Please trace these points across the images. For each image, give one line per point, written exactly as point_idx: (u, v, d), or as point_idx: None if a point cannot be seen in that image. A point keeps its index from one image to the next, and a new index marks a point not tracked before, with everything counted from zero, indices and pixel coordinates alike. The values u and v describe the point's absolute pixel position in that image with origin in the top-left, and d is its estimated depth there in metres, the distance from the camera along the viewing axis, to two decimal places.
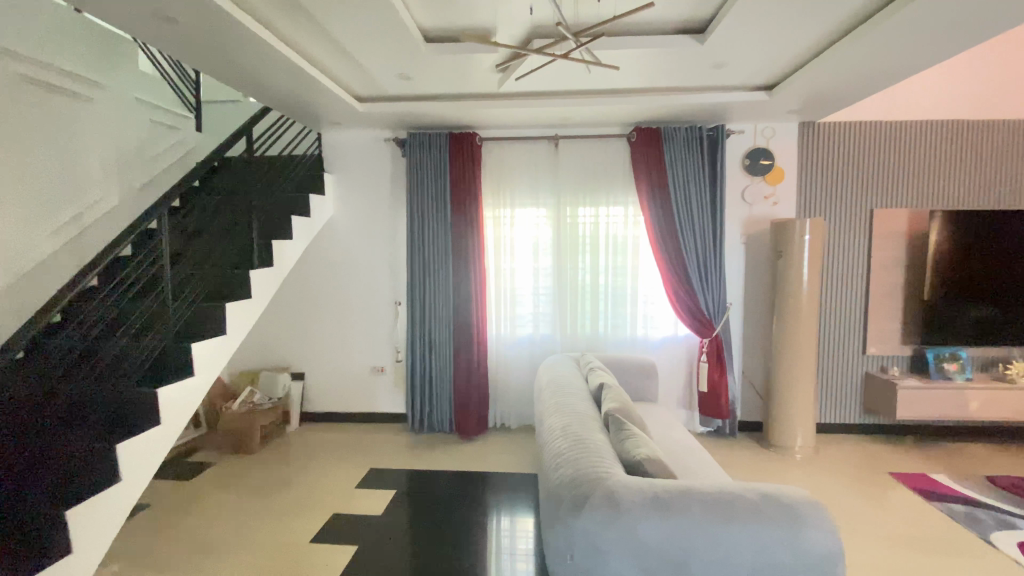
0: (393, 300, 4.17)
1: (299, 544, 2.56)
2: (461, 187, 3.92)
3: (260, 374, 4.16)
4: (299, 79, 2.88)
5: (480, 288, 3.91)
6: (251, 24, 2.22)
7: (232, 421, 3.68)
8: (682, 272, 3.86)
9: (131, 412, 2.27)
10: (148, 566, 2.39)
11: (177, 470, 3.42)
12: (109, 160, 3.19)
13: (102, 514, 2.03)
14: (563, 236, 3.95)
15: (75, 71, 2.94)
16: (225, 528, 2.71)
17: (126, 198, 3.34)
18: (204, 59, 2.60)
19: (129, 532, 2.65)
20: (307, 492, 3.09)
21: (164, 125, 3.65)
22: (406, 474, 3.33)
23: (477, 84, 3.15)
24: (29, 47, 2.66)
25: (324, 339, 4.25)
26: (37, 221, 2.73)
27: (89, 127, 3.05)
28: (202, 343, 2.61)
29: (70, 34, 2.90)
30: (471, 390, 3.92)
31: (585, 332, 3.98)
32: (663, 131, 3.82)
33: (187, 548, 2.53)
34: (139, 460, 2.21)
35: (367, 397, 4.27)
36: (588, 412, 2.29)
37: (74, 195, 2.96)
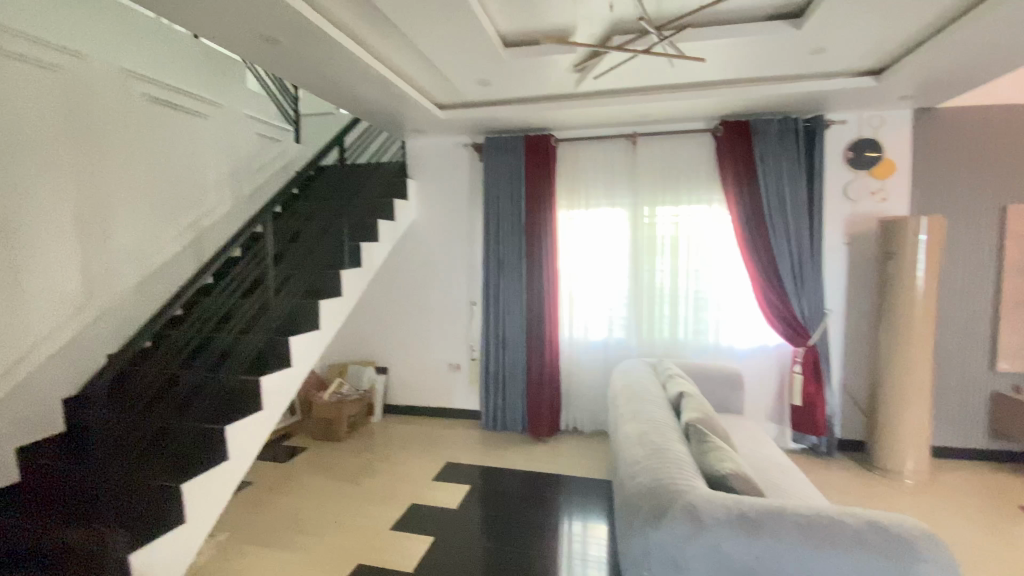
0: (469, 300, 4.27)
1: (379, 531, 2.70)
2: (537, 189, 3.93)
3: (348, 367, 4.45)
4: (386, 90, 3.04)
5: (554, 289, 3.90)
6: (343, 39, 2.37)
7: (323, 410, 3.98)
8: (773, 275, 3.59)
9: (240, 397, 2.54)
10: (251, 537, 2.64)
11: (276, 452, 3.75)
12: (223, 170, 3.57)
13: (214, 488, 2.27)
14: (641, 237, 3.83)
15: (193, 92, 3.32)
16: (315, 509, 2.92)
17: (237, 205, 3.71)
18: (303, 76, 2.82)
19: (234, 506, 2.95)
20: (388, 480, 3.25)
21: (269, 137, 4.02)
22: (479, 470, 3.40)
23: (554, 85, 3.14)
24: (153, 72, 3.05)
25: (406, 336, 4.46)
26: (163, 225, 3.13)
27: (206, 141, 3.44)
28: (299, 338, 2.84)
29: (187, 59, 3.28)
30: (544, 391, 3.92)
31: (664, 337, 3.82)
32: (753, 125, 3.59)
33: (282, 525, 2.76)
34: (245, 441, 2.44)
35: (444, 393, 4.42)
36: (667, 421, 2.20)
37: (194, 202, 3.35)
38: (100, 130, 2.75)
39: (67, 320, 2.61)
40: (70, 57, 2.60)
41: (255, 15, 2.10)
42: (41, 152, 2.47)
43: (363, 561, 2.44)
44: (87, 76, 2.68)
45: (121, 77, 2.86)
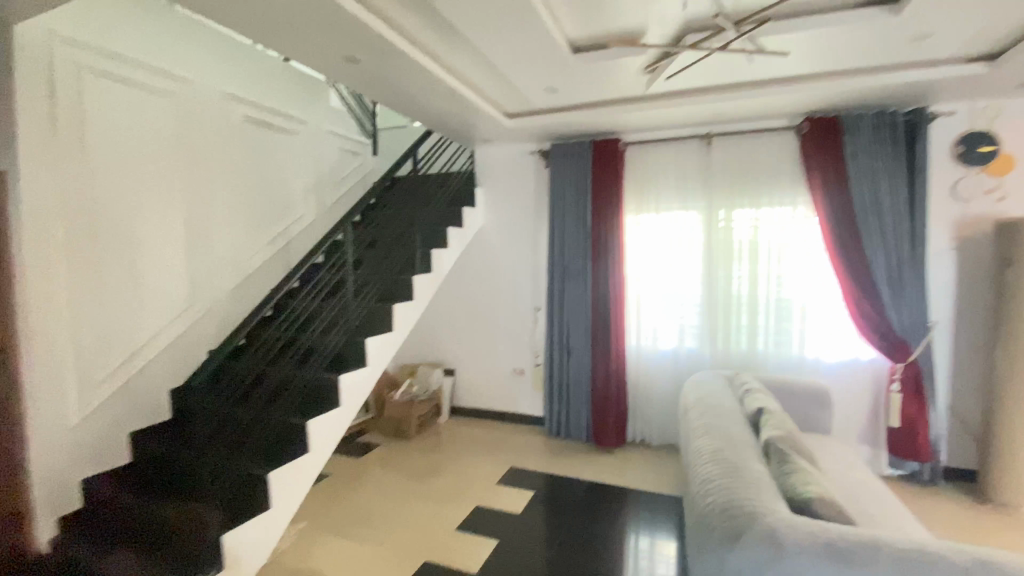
0: (533, 306, 4.28)
1: (445, 529, 2.76)
2: (604, 194, 3.87)
3: (418, 368, 4.62)
4: (457, 102, 3.14)
5: (620, 296, 3.82)
6: (417, 55, 2.48)
7: (395, 409, 4.16)
8: (865, 283, 3.30)
9: (321, 393, 2.71)
10: (328, 527, 2.80)
11: (351, 447, 3.96)
12: (308, 182, 3.85)
13: (297, 477, 2.44)
14: (715, 242, 3.66)
15: (284, 111, 3.62)
16: (386, 504, 3.05)
17: (320, 214, 3.98)
18: (380, 92, 2.98)
19: (313, 496, 3.14)
20: (454, 481, 3.32)
21: (349, 151, 4.28)
22: (544, 478, 3.39)
23: (623, 88, 3.09)
24: (250, 94, 3.36)
25: (473, 340, 4.55)
26: (256, 234, 3.43)
27: (294, 156, 3.73)
28: (374, 339, 2.98)
29: (279, 81, 3.58)
30: (610, 399, 3.83)
31: (741, 348, 3.62)
32: (842, 120, 3.32)
33: (356, 517, 2.90)
34: (325, 435, 2.60)
35: (509, 398, 4.45)
36: (742, 437, 2.08)
37: (282, 212, 3.63)
38: (204, 148, 3.07)
39: (176, 319, 2.93)
40: (182, 84, 2.93)
41: (338, 37, 2.25)
42: (156, 169, 2.80)
43: (430, 559, 2.51)
44: (195, 100, 3.00)
45: (224, 100, 3.18)
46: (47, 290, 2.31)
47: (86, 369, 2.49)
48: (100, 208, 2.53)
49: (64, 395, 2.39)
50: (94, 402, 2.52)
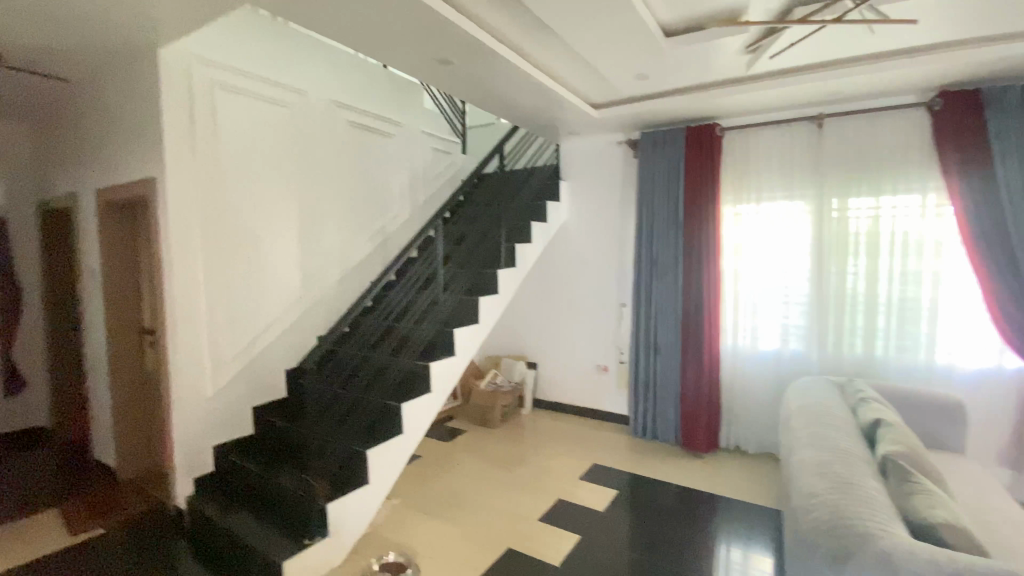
0: (619, 302, 4.19)
1: (528, 519, 2.82)
2: (697, 185, 3.68)
3: (503, 360, 4.74)
4: (544, 96, 3.15)
5: (713, 292, 3.62)
6: (506, 53, 2.53)
7: (480, 398, 4.30)
8: (1014, 282, 2.84)
9: (415, 379, 2.89)
10: (419, 506, 2.98)
11: (440, 432, 4.17)
12: (403, 182, 4.08)
13: (392, 457, 2.62)
14: (825, 235, 3.33)
15: (383, 115, 3.87)
16: (472, 489, 3.18)
17: (414, 211, 4.20)
18: (471, 91, 3.08)
19: (406, 476, 3.36)
20: (538, 473, 3.37)
21: (441, 150, 4.47)
22: (628, 477, 3.32)
23: (719, 71, 2.92)
24: (353, 100, 3.62)
25: (557, 335, 4.56)
26: (358, 231, 3.71)
27: (391, 157, 3.97)
28: (463, 330, 3.11)
29: (378, 87, 3.83)
30: (700, 401, 3.65)
31: (854, 352, 3.28)
32: (987, 93, 2.87)
33: (444, 499, 3.06)
34: (417, 419, 2.77)
35: (592, 394, 4.40)
36: (853, 450, 1.89)
37: (381, 211, 3.90)
38: (315, 152, 3.37)
39: (291, 308, 3.27)
40: (297, 95, 3.24)
41: (431, 41, 2.36)
42: (276, 174, 3.13)
43: (512, 546, 2.57)
44: (307, 109, 3.31)
45: (331, 107, 3.47)
46: (188, 276, 2.71)
47: (220, 349, 2.87)
48: (230, 208, 2.90)
49: (201, 369, 2.79)
50: (224, 377, 2.91)
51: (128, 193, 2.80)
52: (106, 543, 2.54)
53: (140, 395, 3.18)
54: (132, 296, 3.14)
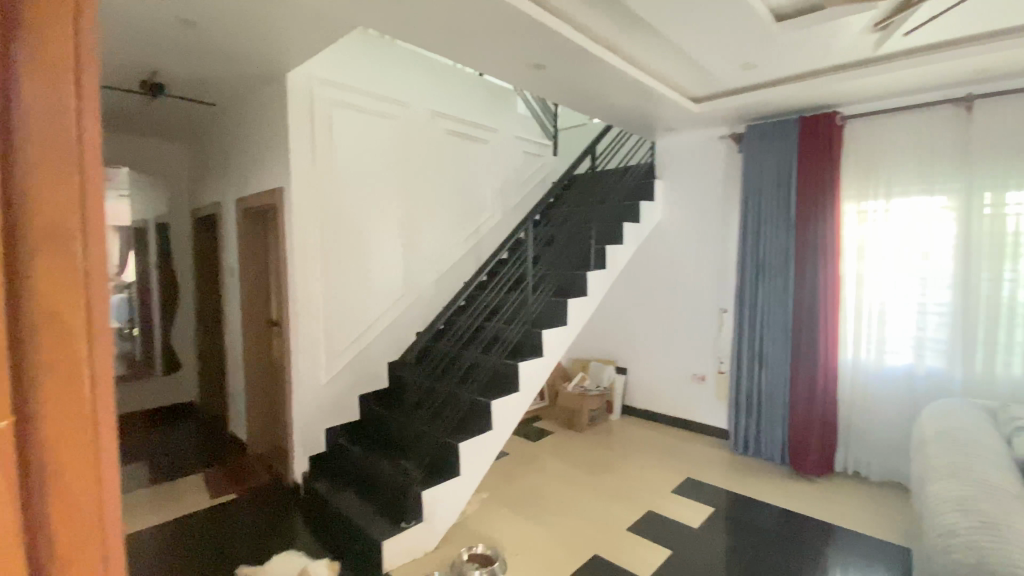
0: (719, 307, 3.94)
1: (615, 527, 2.77)
2: (812, 181, 3.35)
3: (591, 363, 4.68)
4: (640, 94, 3.06)
5: (831, 299, 3.28)
6: (601, 52, 2.50)
7: (568, 400, 4.29)
8: None
9: (505, 377, 2.97)
10: (506, 502, 3.04)
11: (527, 431, 4.23)
12: (496, 185, 4.19)
13: (483, 451, 2.71)
14: (975, 235, 2.86)
15: (478, 121, 4.00)
16: (558, 491, 3.18)
17: (506, 213, 4.30)
18: (565, 93, 3.09)
19: (494, 472, 3.45)
20: (626, 482, 3.29)
21: (532, 153, 4.52)
22: (726, 495, 3.12)
23: (840, 53, 2.63)
24: (451, 109, 3.80)
25: (649, 340, 4.41)
26: (453, 233, 3.88)
27: (485, 161, 4.10)
28: (552, 332, 3.12)
29: (474, 95, 3.97)
30: (813, 419, 3.32)
31: (1011, 373, 2.78)
32: None
33: (531, 498, 3.10)
34: (507, 417, 2.83)
35: (687, 403, 4.19)
36: (1008, 486, 1.61)
37: (475, 214, 4.04)
38: (416, 159, 3.58)
39: (393, 305, 3.51)
40: (401, 108, 3.47)
41: (528, 48, 2.41)
42: (382, 181, 3.38)
43: (600, 553, 2.53)
44: (410, 119, 3.52)
45: (431, 117, 3.66)
46: (307, 275, 3.02)
47: (332, 341, 3.17)
48: (343, 214, 3.18)
49: (317, 358, 3.09)
50: (335, 367, 3.19)
51: (260, 201, 3.19)
52: (239, 508, 2.91)
53: (265, 379, 3.60)
54: (262, 292, 3.56)
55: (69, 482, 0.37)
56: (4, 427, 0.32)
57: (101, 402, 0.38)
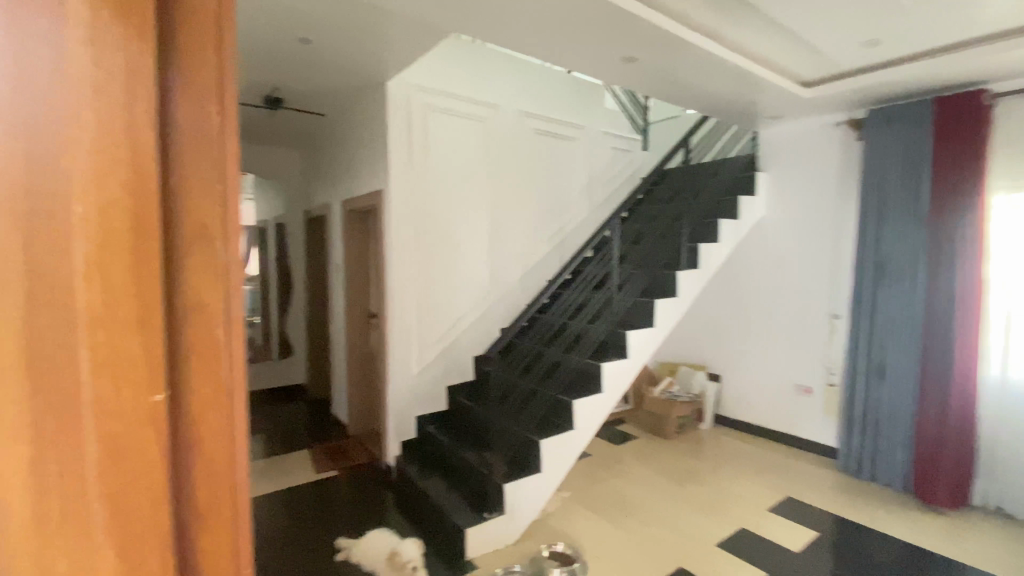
0: (830, 312, 3.57)
1: (702, 541, 2.62)
2: (951, 171, 2.92)
3: (680, 367, 4.48)
4: (741, 81, 2.86)
5: (972, 307, 2.83)
6: (699, 40, 2.36)
7: (654, 405, 4.14)
8: None
9: (587, 377, 2.93)
10: (588, 504, 3.01)
11: (610, 434, 4.15)
12: (583, 183, 4.15)
13: (564, 450, 2.69)
14: None
15: (566, 118, 3.99)
16: (642, 497, 3.09)
17: (592, 211, 4.25)
18: (658, 85, 2.96)
19: (575, 472, 3.43)
20: (717, 495, 3.11)
21: (621, 149, 4.41)
22: (832, 519, 2.84)
23: (991, 21, 2.26)
24: (539, 108, 3.82)
25: (746, 345, 4.12)
26: (539, 232, 3.91)
27: (572, 159, 4.07)
28: (638, 333, 3.01)
29: (562, 92, 3.95)
30: (946, 443, 2.91)
31: None
32: None
33: (612, 501, 3.04)
34: (590, 417, 2.79)
35: (788, 416, 3.86)
36: None
37: (561, 212, 4.03)
38: (504, 159, 3.65)
39: (480, 302, 3.61)
40: (491, 109, 3.55)
41: (619, 42, 2.35)
42: (471, 181, 3.49)
43: (685, 566, 2.42)
44: (499, 120, 3.59)
45: (520, 116, 3.71)
46: (402, 271, 3.21)
47: (423, 334, 3.34)
48: (435, 213, 3.33)
49: (409, 350, 3.28)
50: (425, 359, 3.37)
51: (362, 202, 3.44)
52: (339, 484, 3.18)
53: (363, 368, 3.88)
54: (361, 286, 3.84)
55: (212, 455, 0.41)
56: (158, 401, 0.37)
57: (236, 386, 0.43)
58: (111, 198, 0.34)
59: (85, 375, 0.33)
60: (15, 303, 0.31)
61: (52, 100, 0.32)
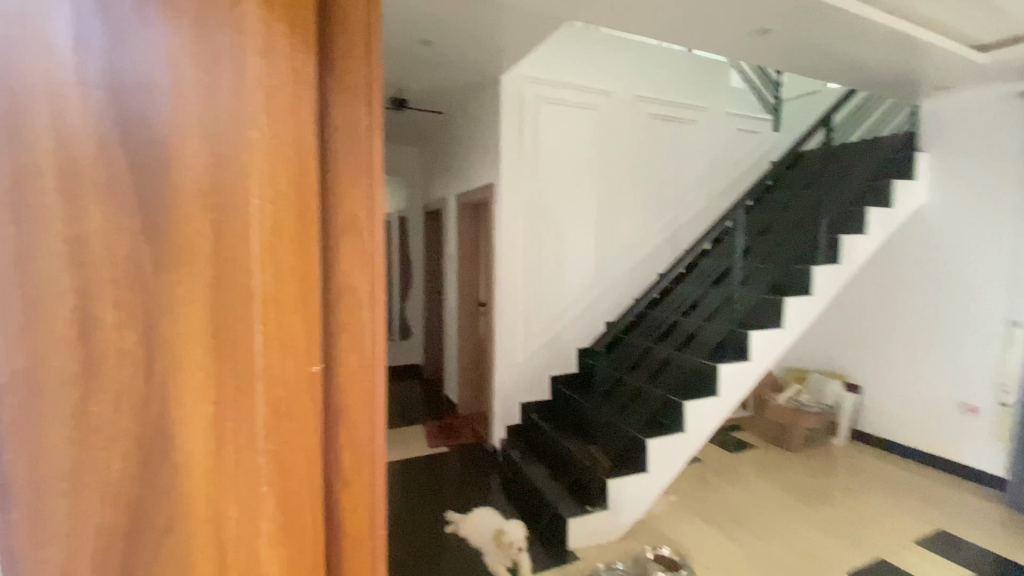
0: (1009, 319, 2.97)
1: (829, 567, 2.36)
2: None
3: (811, 375, 4.03)
4: (901, 48, 2.45)
5: None
6: (850, 5, 2.06)
7: (778, 413, 3.79)
8: None
9: (701, 377, 2.76)
10: (697, 510, 2.86)
11: (724, 440, 3.89)
12: (703, 169, 3.90)
13: (674, 451, 2.58)
14: None
15: (685, 101, 3.76)
16: (759, 510, 2.86)
17: (712, 200, 3.97)
18: (795, 57, 2.65)
19: (683, 476, 3.28)
20: (850, 519, 2.76)
21: (747, 131, 4.05)
22: (1001, 563, 2.38)
23: None
24: (656, 92, 3.64)
25: (895, 354, 3.58)
26: (653, 222, 3.75)
27: (691, 144, 3.83)
28: (761, 333, 2.74)
29: (683, 72, 3.72)
30: None
31: None
32: None
33: (723, 511, 2.85)
34: (702, 419, 2.63)
35: (946, 439, 3.30)
36: None
37: (677, 201, 3.83)
38: (616, 147, 3.55)
39: (588, 293, 3.58)
40: (604, 96, 3.46)
41: (750, 14, 2.15)
42: (582, 171, 3.45)
43: None
44: (612, 107, 3.50)
45: (635, 102, 3.57)
46: (511, 261, 3.29)
47: (529, 323, 3.40)
48: (545, 205, 3.36)
49: (515, 338, 3.37)
50: (530, 348, 3.43)
51: (475, 194, 3.58)
52: (449, 460, 3.38)
53: (473, 353, 4.06)
54: (473, 275, 4.01)
55: (356, 426, 0.45)
56: (315, 371, 0.41)
57: (378, 364, 0.46)
58: (282, 190, 0.39)
59: (258, 343, 0.38)
60: (206, 279, 0.36)
61: (233, 107, 0.36)
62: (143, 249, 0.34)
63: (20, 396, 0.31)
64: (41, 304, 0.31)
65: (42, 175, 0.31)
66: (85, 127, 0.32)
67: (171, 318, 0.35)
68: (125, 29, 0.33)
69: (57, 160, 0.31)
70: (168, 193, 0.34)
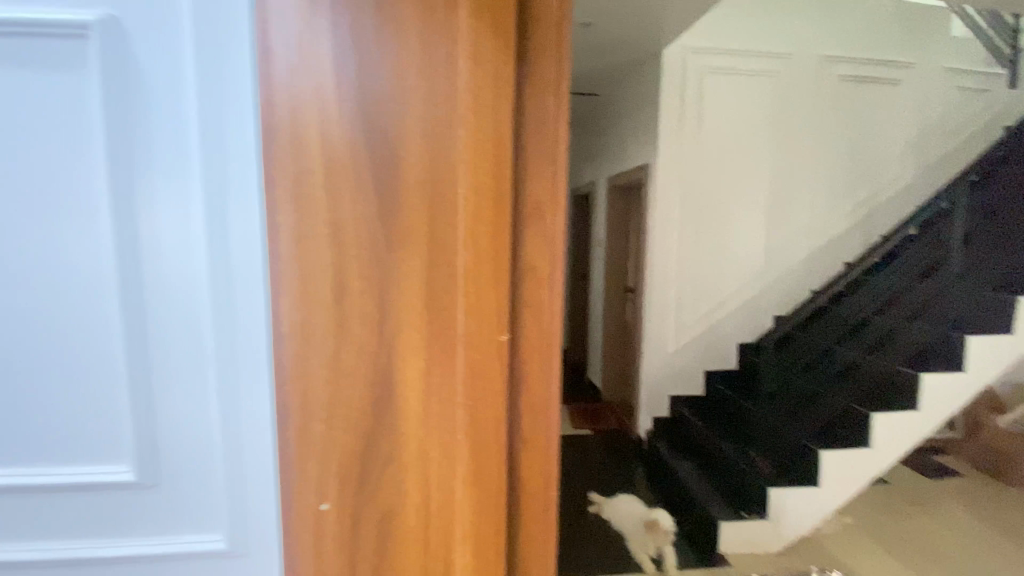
0: None
1: None
2: None
3: None
4: None
5: None
6: None
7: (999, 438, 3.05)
8: None
9: (896, 386, 2.36)
10: (878, 537, 2.47)
11: (919, 463, 3.27)
12: (909, 139, 3.25)
13: (853, 466, 2.26)
14: None
15: (888, 58, 3.16)
16: (967, 549, 2.35)
17: (920, 176, 3.29)
18: None
19: (862, 497, 2.85)
20: None
21: (974, 89, 3.27)
22: None
23: None
24: (848, 51, 3.12)
25: None
26: (838, 203, 3.25)
27: (895, 109, 3.21)
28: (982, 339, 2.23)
29: (887, 24, 3.12)
30: None
31: None
32: None
33: (914, 542, 2.42)
34: (892, 435, 2.25)
35: None
36: None
37: (872, 178, 3.26)
38: (794, 119, 3.14)
39: (751, 283, 3.26)
40: (783, 62, 3.08)
41: None
42: (752, 148, 3.14)
43: None
44: (792, 73, 3.09)
45: (821, 64, 3.11)
46: (665, 247, 3.17)
47: (682, 313, 3.24)
48: (706, 187, 3.14)
49: (664, 326, 3.25)
50: (682, 339, 3.27)
51: (627, 178, 3.51)
52: (592, 443, 3.43)
53: (619, 340, 4.01)
54: (621, 261, 3.95)
55: (536, 397, 0.48)
56: (504, 340, 0.44)
57: (556, 341, 0.48)
58: (482, 177, 0.42)
59: (460, 314, 0.43)
60: (422, 258, 0.42)
61: (444, 103, 0.41)
62: (376, 227, 0.41)
63: (297, 343, 0.41)
64: (313, 275, 0.41)
65: (314, 173, 0.40)
66: (341, 135, 0.40)
67: (396, 289, 0.42)
68: (366, 47, 0.39)
69: (323, 160, 0.40)
70: (397, 184, 0.41)
